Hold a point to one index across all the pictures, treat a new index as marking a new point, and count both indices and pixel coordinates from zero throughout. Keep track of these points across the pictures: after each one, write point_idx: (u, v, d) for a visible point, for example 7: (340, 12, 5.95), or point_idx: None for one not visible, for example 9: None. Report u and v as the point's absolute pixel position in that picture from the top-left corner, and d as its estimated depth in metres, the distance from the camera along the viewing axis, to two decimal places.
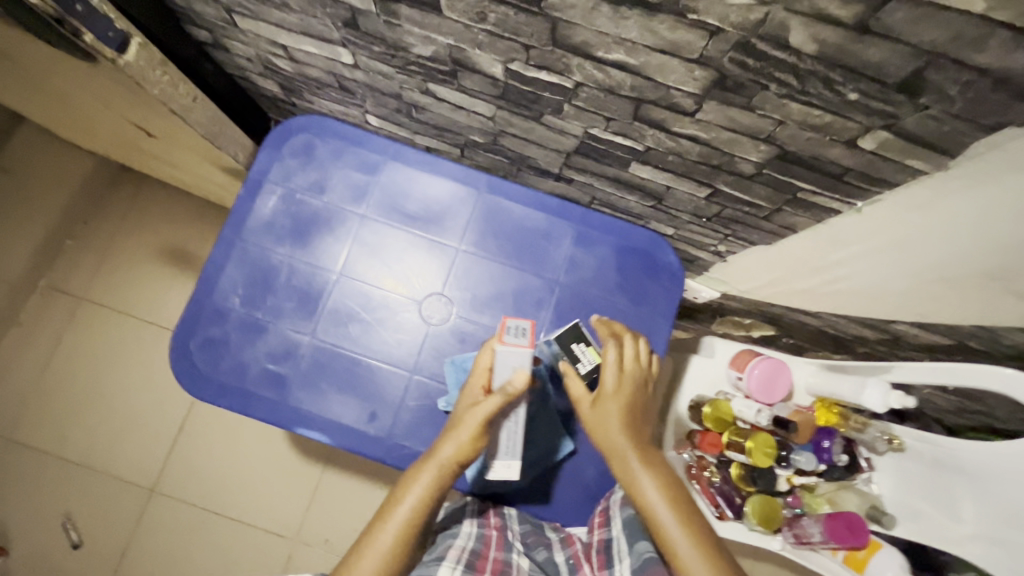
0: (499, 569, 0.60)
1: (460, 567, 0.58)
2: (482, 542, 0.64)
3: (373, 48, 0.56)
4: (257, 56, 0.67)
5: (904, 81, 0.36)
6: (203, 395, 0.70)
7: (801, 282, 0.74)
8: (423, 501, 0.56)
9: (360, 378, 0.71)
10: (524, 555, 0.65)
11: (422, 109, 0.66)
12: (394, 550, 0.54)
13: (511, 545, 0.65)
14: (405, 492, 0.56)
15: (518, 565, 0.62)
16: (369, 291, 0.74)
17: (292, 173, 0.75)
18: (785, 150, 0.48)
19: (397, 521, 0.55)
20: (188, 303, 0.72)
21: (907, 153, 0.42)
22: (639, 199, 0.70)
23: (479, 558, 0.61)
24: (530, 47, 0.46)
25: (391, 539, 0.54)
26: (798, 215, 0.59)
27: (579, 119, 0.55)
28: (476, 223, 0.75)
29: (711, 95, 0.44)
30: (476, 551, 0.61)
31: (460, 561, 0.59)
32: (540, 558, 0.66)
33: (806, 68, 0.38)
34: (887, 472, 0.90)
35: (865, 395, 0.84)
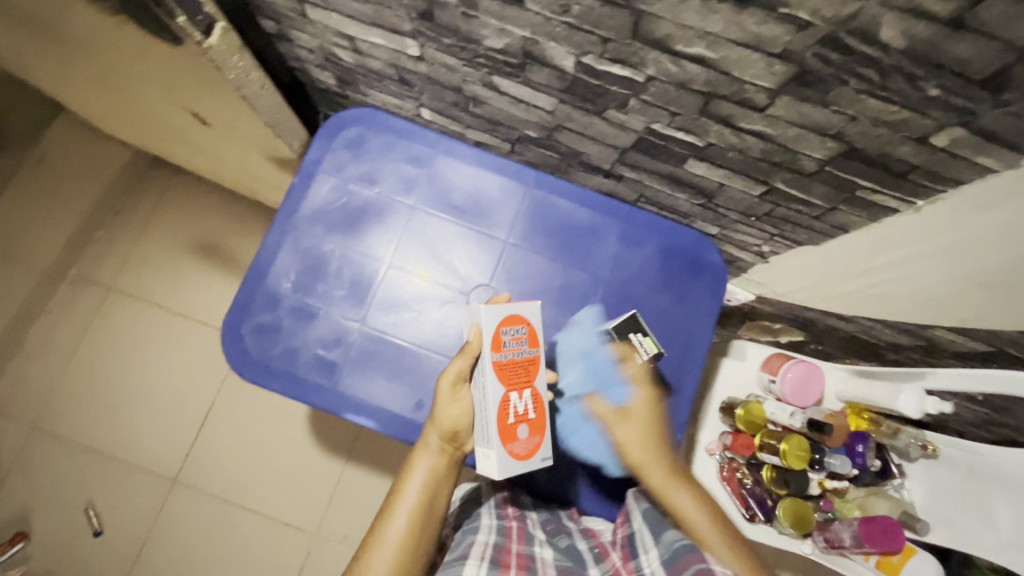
0: (524, 564, 0.59)
1: (485, 564, 0.57)
2: (503, 535, 0.62)
3: (444, 40, 0.57)
4: (321, 48, 0.68)
5: (990, 77, 0.37)
6: (253, 377, 0.71)
7: (843, 285, 0.75)
8: (423, 484, 0.60)
9: (407, 366, 0.72)
10: (547, 545, 0.64)
11: (480, 102, 0.67)
12: (406, 534, 0.57)
13: (533, 538, 0.64)
14: (406, 481, 0.60)
15: (542, 558, 0.61)
16: (418, 281, 0.75)
17: (344, 164, 0.76)
18: (852, 147, 0.49)
19: (404, 508, 0.58)
20: (240, 287, 0.73)
21: (980, 151, 0.44)
22: (689, 197, 0.71)
23: (503, 553, 0.59)
24: (608, 40, 0.48)
25: (401, 525, 0.57)
26: (852, 214, 0.60)
27: (643, 114, 0.56)
28: (524, 217, 0.77)
29: (786, 91, 0.45)
30: (499, 546, 0.60)
31: (486, 559, 0.58)
32: (562, 545, 0.65)
33: (891, 63, 0.39)
34: (920, 479, 0.90)
35: (900, 401, 0.84)
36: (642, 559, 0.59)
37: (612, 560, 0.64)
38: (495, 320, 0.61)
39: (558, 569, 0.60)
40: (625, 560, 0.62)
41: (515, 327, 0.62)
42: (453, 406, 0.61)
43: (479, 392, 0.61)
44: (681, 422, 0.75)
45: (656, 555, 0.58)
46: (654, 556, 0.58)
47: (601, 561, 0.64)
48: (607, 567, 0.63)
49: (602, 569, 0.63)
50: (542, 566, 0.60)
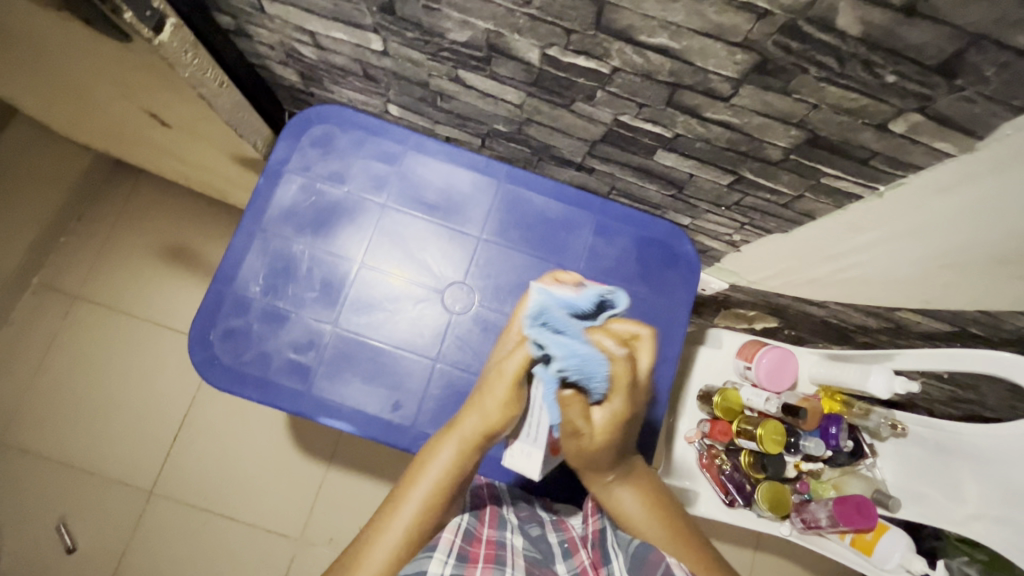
0: (492, 554, 0.59)
1: (451, 560, 0.57)
2: (475, 520, 0.65)
3: (407, 34, 0.56)
4: (281, 44, 0.66)
5: (944, 63, 0.38)
6: (224, 385, 0.69)
7: (813, 271, 0.76)
8: (437, 482, 0.59)
9: (383, 367, 0.71)
10: (518, 531, 0.66)
11: (448, 97, 0.66)
12: (410, 527, 0.57)
13: (505, 523, 0.66)
14: (424, 470, 0.60)
15: (512, 544, 0.62)
16: (391, 280, 0.74)
17: (311, 163, 0.75)
18: (815, 135, 0.50)
19: (420, 492, 0.59)
20: (208, 292, 0.71)
21: (937, 136, 0.44)
22: (659, 188, 0.71)
23: (471, 546, 0.60)
24: (572, 31, 0.47)
25: (407, 517, 0.58)
26: (819, 202, 0.61)
27: (611, 106, 0.56)
28: (497, 213, 0.76)
29: (749, 80, 0.45)
30: (468, 538, 0.61)
31: (453, 550, 0.58)
32: (534, 532, 0.67)
33: (848, 50, 0.39)
34: (891, 458, 0.92)
35: (870, 382, 0.86)
36: (611, 563, 0.61)
37: (581, 557, 0.64)
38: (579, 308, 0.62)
39: (527, 558, 0.61)
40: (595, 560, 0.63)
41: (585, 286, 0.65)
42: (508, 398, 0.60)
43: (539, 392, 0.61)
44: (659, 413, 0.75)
45: (622, 562, 0.60)
46: (620, 563, 0.60)
47: (569, 557, 0.64)
48: (575, 564, 0.63)
49: (570, 565, 0.63)
50: (510, 552, 0.61)
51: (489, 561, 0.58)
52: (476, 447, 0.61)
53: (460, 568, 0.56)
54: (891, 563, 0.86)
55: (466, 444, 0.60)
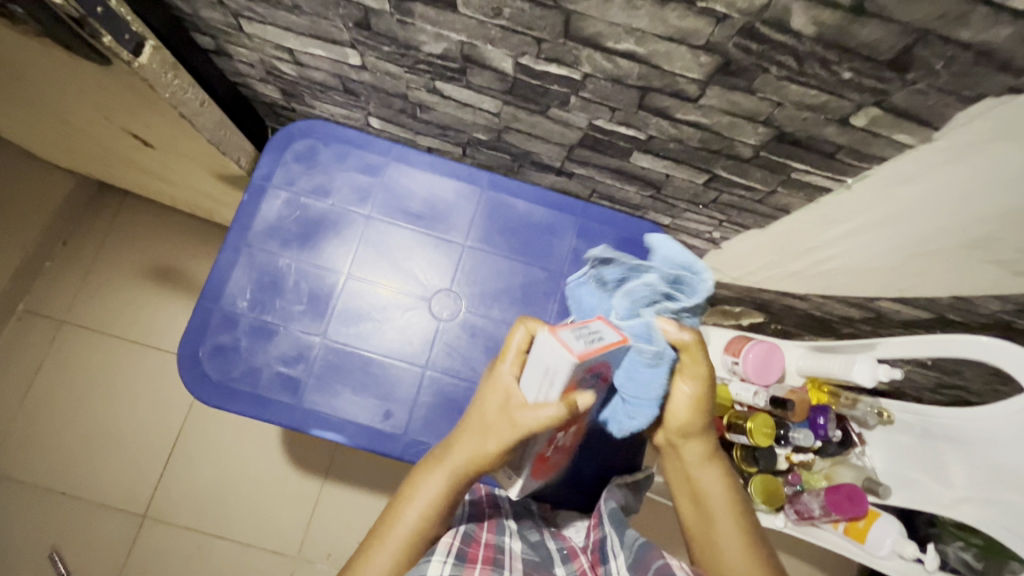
0: (490, 556, 0.57)
1: (450, 560, 0.53)
2: (472, 526, 0.62)
3: (383, 48, 0.58)
4: (261, 62, 0.67)
5: (895, 58, 0.40)
6: (213, 402, 0.69)
7: (792, 265, 0.77)
8: (424, 512, 0.55)
9: (374, 376, 0.71)
10: (517, 536, 0.65)
11: (428, 108, 0.68)
12: (394, 561, 0.54)
13: (503, 529, 0.64)
14: (412, 497, 0.56)
15: (511, 548, 0.61)
16: (378, 291, 0.74)
17: (295, 177, 0.76)
18: (782, 132, 0.51)
19: (407, 519, 0.55)
20: (195, 310, 0.71)
21: (897, 128, 0.46)
22: (638, 189, 0.73)
23: (468, 548, 0.56)
24: (542, 40, 0.49)
25: (392, 549, 0.54)
26: (792, 196, 0.63)
27: (585, 111, 0.58)
28: (481, 220, 0.77)
29: (715, 81, 0.47)
30: (466, 540, 0.58)
31: (452, 552, 0.55)
32: (532, 537, 0.66)
33: (805, 49, 0.41)
34: (879, 445, 0.94)
35: (855, 372, 0.87)
36: (609, 564, 0.59)
37: (580, 563, 0.63)
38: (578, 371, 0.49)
39: (526, 561, 0.60)
40: (594, 562, 0.62)
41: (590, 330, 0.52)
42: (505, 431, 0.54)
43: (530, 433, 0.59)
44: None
45: (622, 560, 0.58)
46: (620, 561, 0.58)
47: (569, 561, 0.64)
48: (574, 567, 0.62)
49: (569, 569, 0.62)
50: (509, 557, 0.59)
51: (487, 562, 0.55)
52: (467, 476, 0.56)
53: (458, 569, 0.53)
54: (884, 550, 0.86)
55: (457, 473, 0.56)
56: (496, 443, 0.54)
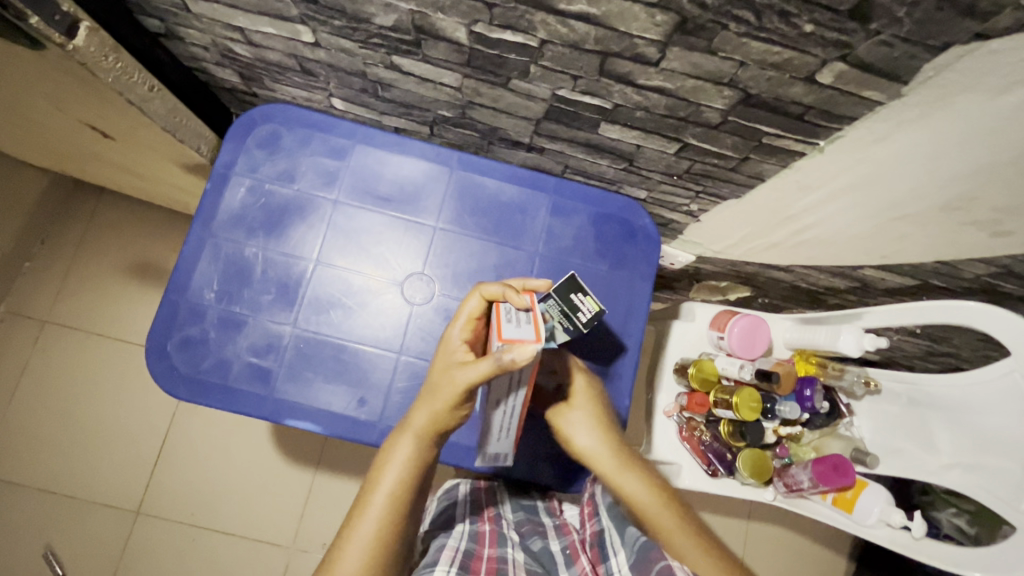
0: (493, 567, 0.58)
1: (454, 569, 0.56)
2: (475, 540, 0.63)
3: (334, 22, 0.55)
4: (214, 43, 0.65)
5: (855, 7, 0.38)
6: (186, 395, 0.68)
7: (773, 235, 0.76)
8: (401, 476, 0.54)
9: (347, 364, 0.70)
10: (520, 549, 0.64)
11: (388, 86, 0.65)
12: (385, 524, 0.52)
13: (506, 539, 0.64)
14: (385, 464, 0.55)
15: (514, 559, 0.61)
16: (349, 277, 0.73)
17: (258, 163, 0.74)
18: (747, 94, 0.49)
19: (383, 492, 0.54)
20: (162, 303, 0.70)
21: (863, 84, 0.44)
22: (611, 162, 0.70)
23: (472, 560, 0.59)
24: (492, 5, 0.46)
25: (381, 509, 0.52)
26: (765, 163, 0.60)
27: (547, 80, 0.55)
28: (451, 200, 0.75)
29: (673, 41, 0.45)
30: (470, 552, 0.60)
31: (455, 562, 0.57)
32: (535, 545, 0.66)
33: (762, 2, 0.39)
34: (866, 415, 0.94)
35: (841, 341, 0.86)
36: (612, 562, 0.62)
37: (583, 562, 0.64)
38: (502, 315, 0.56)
39: (529, 572, 0.60)
40: (596, 563, 0.65)
41: (515, 314, 0.55)
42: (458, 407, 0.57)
43: (502, 415, 0.60)
44: (623, 399, 0.75)
45: (624, 557, 0.61)
46: (622, 559, 0.61)
47: (572, 563, 0.64)
48: (577, 569, 0.63)
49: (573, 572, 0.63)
50: (512, 568, 0.59)
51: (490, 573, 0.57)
52: (435, 437, 0.58)
53: None
54: (872, 518, 0.85)
55: (422, 434, 0.57)
56: (447, 408, 0.57)
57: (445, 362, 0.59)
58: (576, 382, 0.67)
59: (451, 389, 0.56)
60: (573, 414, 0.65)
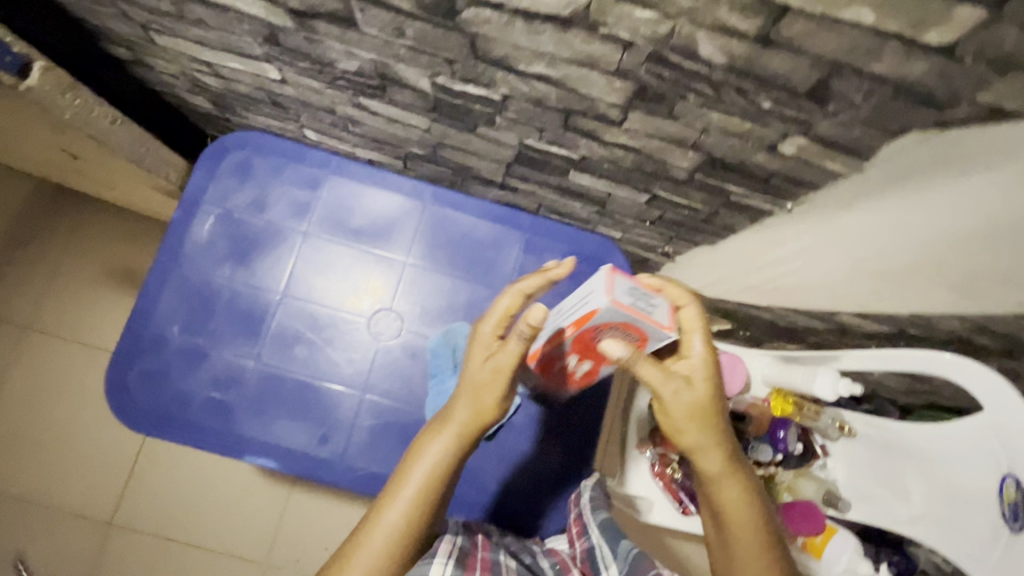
0: (488, 568, 0.56)
1: (450, 563, 0.53)
2: (468, 540, 0.60)
3: (298, 64, 0.54)
4: (183, 73, 0.64)
5: (812, 90, 0.36)
6: (144, 428, 0.67)
7: (749, 279, 0.74)
8: (432, 472, 0.50)
9: (310, 401, 0.69)
10: (510, 556, 0.62)
11: (357, 123, 0.64)
12: (407, 523, 0.49)
13: (497, 547, 0.62)
14: (417, 457, 0.50)
15: (506, 564, 0.59)
16: (317, 310, 0.72)
17: (230, 191, 0.73)
18: (712, 157, 0.48)
19: (410, 487, 0.49)
20: (124, 332, 0.69)
21: (826, 157, 0.43)
22: (583, 205, 0.69)
23: (467, 557, 0.56)
24: (452, 61, 0.46)
25: (403, 506, 0.49)
26: (736, 216, 0.59)
27: (513, 130, 0.55)
28: (423, 235, 0.74)
29: (635, 105, 0.44)
30: (465, 550, 0.57)
31: (451, 556, 0.54)
32: (525, 560, 0.63)
33: (719, 78, 0.38)
34: (841, 458, 0.93)
35: (816, 384, 0.87)
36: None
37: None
38: (629, 282, 0.47)
39: None
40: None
41: (648, 295, 0.47)
42: (492, 386, 0.50)
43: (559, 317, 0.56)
44: None
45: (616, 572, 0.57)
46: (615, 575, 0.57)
47: None
48: None
49: None
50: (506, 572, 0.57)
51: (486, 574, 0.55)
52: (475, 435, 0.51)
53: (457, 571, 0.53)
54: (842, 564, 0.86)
55: (466, 429, 0.51)
56: (493, 397, 0.50)
57: (480, 346, 0.51)
58: (694, 350, 0.48)
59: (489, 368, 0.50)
60: (686, 395, 0.46)
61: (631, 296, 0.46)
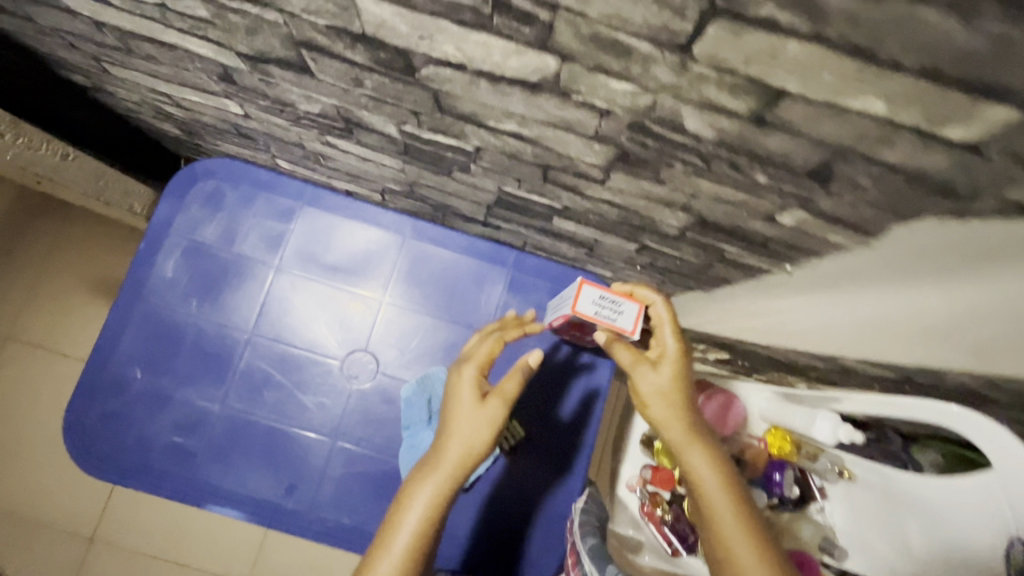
0: None
1: None
2: None
3: (259, 102, 0.50)
4: (145, 102, 0.60)
5: (813, 170, 0.32)
6: (102, 475, 0.64)
7: (750, 322, 0.64)
8: (428, 517, 0.47)
9: (277, 448, 0.66)
10: None
11: (329, 158, 0.60)
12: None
13: None
14: (409, 500, 0.48)
15: None
16: (288, 351, 0.68)
17: (199, 222, 0.69)
18: (703, 219, 0.44)
19: (407, 532, 0.46)
20: (83, 372, 0.66)
21: (829, 231, 0.39)
22: (571, 247, 0.65)
23: None
24: (417, 113, 0.41)
25: (401, 555, 0.45)
26: (731, 270, 0.55)
27: (490, 178, 0.50)
28: (402, 271, 0.71)
29: (617, 168, 0.40)
30: None
31: None
32: None
33: (708, 151, 0.34)
34: (840, 502, 0.80)
35: (816, 429, 0.79)
36: None
37: None
38: (599, 291, 0.56)
39: None
40: None
41: (616, 302, 0.55)
42: (483, 427, 0.50)
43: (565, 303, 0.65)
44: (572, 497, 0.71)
45: None
46: None
47: None
48: None
49: None
50: None
51: None
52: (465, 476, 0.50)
53: None
54: None
55: (457, 471, 0.49)
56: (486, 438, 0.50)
57: (466, 390, 0.52)
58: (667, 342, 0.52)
59: (486, 412, 0.51)
60: (650, 374, 0.50)
61: (598, 304, 0.55)
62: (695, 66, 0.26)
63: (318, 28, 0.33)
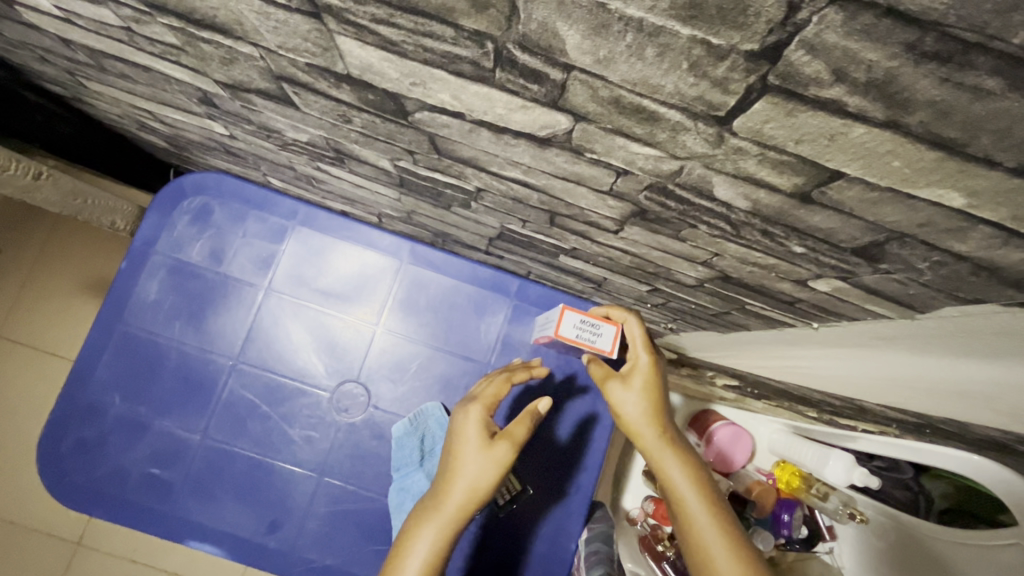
0: None
1: None
2: None
3: (244, 126, 0.46)
4: (127, 116, 0.56)
5: (861, 248, 0.28)
6: (77, 505, 0.61)
7: (763, 365, 0.59)
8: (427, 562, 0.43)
9: (260, 483, 0.62)
10: None
11: (321, 181, 0.56)
12: None
13: None
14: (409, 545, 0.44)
15: None
16: (275, 380, 0.65)
17: (185, 240, 0.66)
18: (726, 275, 0.40)
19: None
20: (59, 396, 0.63)
21: (869, 302, 0.34)
22: (578, 281, 0.61)
23: None
24: (412, 152, 0.37)
25: None
26: (751, 319, 0.50)
27: (492, 215, 0.46)
28: (398, 297, 0.67)
29: (633, 222, 0.35)
30: None
31: None
32: None
33: (739, 219, 0.29)
34: (849, 544, 0.72)
35: (828, 469, 0.67)
36: None
37: None
38: (579, 315, 0.50)
39: None
40: None
41: (595, 325, 0.50)
42: (491, 468, 0.45)
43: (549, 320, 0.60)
44: (569, 542, 0.67)
45: None
46: None
47: None
48: None
49: None
50: None
51: None
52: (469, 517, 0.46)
53: None
54: None
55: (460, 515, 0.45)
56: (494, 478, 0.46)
57: (474, 425, 0.48)
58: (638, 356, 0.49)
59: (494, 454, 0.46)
60: (620, 390, 0.48)
61: (580, 328, 0.50)
62: (733, 140, 0.22)
63: (299, 65, 0.29)
